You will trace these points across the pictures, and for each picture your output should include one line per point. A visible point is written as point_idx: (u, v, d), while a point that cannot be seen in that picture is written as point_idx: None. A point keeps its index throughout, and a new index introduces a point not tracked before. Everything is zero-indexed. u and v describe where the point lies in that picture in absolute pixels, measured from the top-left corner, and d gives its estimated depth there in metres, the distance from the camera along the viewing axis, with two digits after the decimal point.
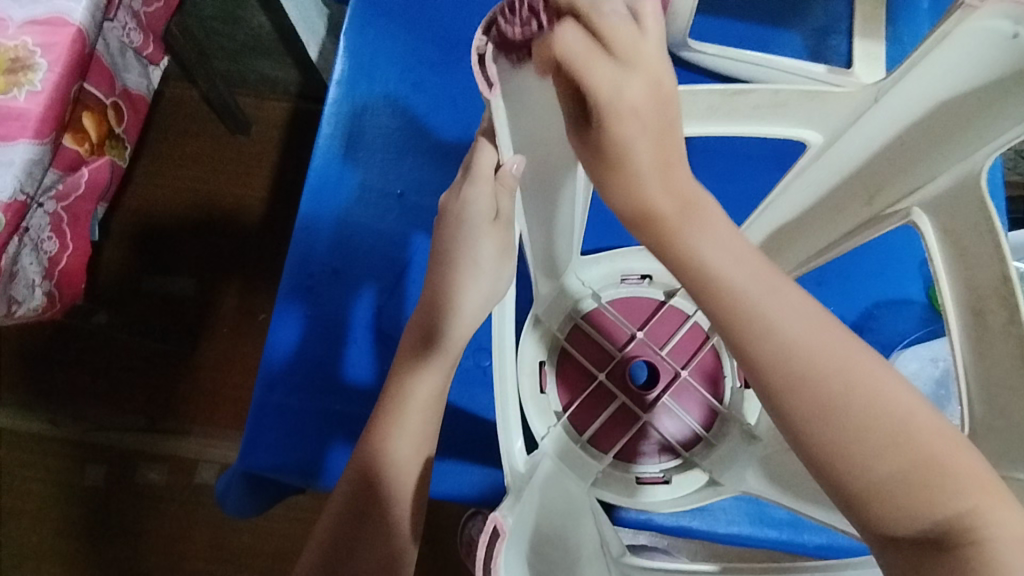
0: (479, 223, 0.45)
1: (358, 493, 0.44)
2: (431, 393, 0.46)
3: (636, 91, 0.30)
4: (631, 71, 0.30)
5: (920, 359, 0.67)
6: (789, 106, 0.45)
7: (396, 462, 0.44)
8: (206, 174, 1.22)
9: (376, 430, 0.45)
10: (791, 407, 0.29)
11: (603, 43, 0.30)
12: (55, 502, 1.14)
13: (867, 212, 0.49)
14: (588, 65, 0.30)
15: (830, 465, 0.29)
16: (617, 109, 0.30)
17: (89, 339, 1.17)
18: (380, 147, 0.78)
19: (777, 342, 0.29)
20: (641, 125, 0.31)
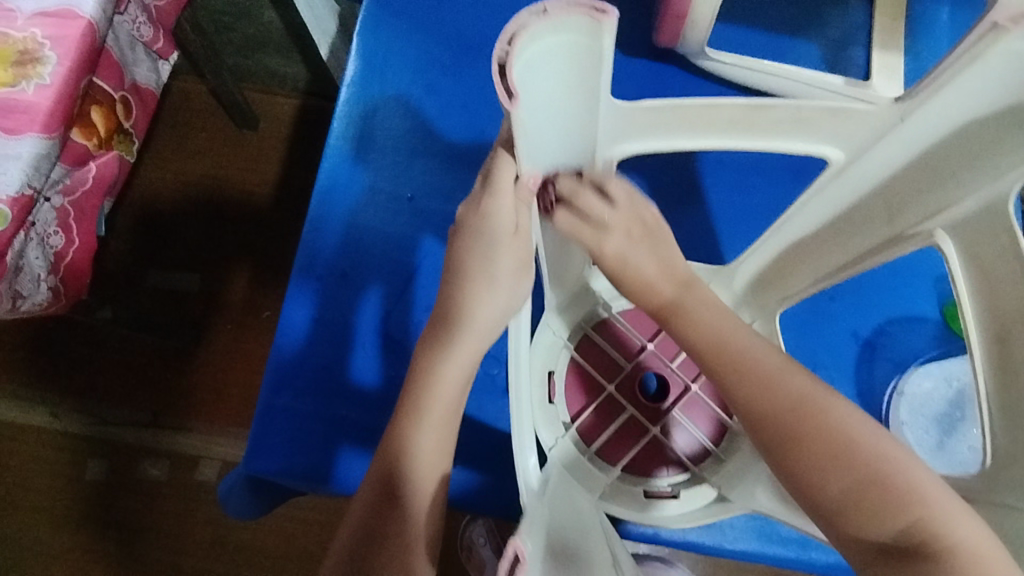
0: (498, 237, 0.44)
1: (374, 511, 0.43)
2: (446, 407, 0.45)
3: (615, 243, 0.45)
4: (609, 232, 0.45)
5: (934, 378, 0.69)
6: (811, 123, 0.43)
7: (411, 479, 0.44)
8: (213, 169, 1.21)
9: (392, 445, 0.45)
10: (767, 438, 0.38)
11: (589, 218, 0.46)
12: (55, 495, 1.13)
13: (888, 231, 0.48)
14: (581, 234, 0.46)
15: (806, 483, 0.37)
16: (603, 254, 0.46)
17: (92, 332, 1.16)
18: (391, 149, 0.78)
19: (753, 383, 0.39)
20: (628, 258, 0.46)
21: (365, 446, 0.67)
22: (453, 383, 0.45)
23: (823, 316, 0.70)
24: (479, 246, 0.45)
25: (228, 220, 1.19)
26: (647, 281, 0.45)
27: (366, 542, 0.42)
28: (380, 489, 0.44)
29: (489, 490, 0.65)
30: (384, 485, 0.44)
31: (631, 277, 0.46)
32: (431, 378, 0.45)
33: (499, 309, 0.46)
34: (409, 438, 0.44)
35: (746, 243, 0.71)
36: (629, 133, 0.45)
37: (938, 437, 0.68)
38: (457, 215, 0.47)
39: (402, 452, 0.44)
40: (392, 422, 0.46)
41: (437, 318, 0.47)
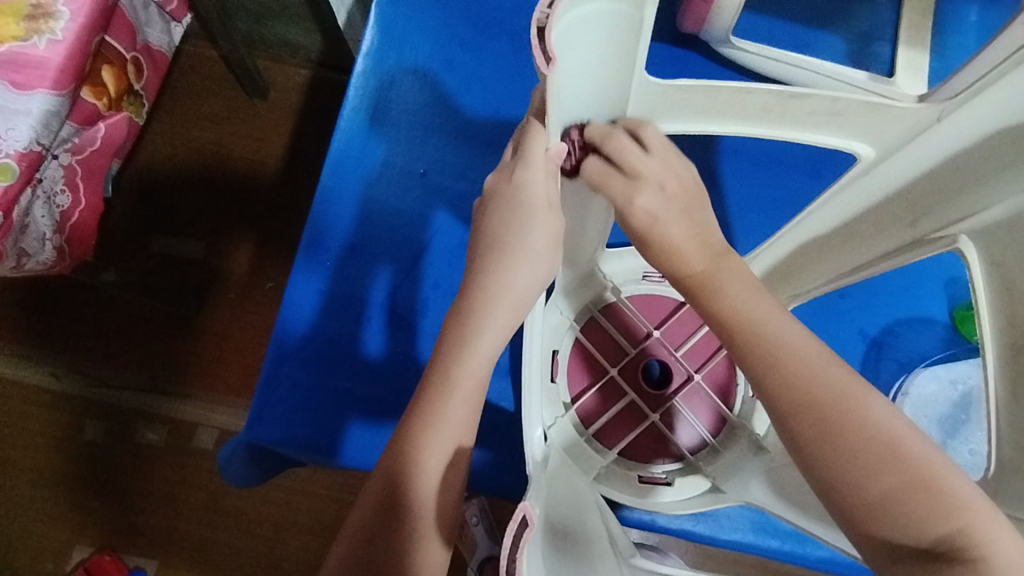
0: (524, 212, 0.44)
1: (389, 486, 0.43)
2: (469, 387, 0.44)
3: (644, 198, 0.43)
4: (638, 184, 0.43)
5: (939, 381, 0.68)
6: (844, 117, 0.43)
7: (434, 454, 0.43)
8: (222, 136, 1.20)
9: (410, 419, 0.44)
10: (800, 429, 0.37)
11: (619, 167, 0.44)
12: (53, 454, 1.14)
13: (910, 233, 0.47)
14: (608, 184, 0.44)
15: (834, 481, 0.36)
16: (631, 210, 0.43)
17: (94, 294, 1.16)
18: (406, 122, 0.77)
19: (782, 374, 0.38)
20: (657, 218, 0.43)
21: (370, 420, 0.67)
22: (479, 360, 0.44)
23: (831, 313, 0.69)
24: (515, 215, 0.44)
25: (233, 189, 1.18)
26: (682, 254, 0.43)
27: (386, 514, 0.42)
28: (399, 462, 0.43)
29: (489, 471, 0.65)
30: (404, 460, 0.43)
31: (658, 245, 0.43)
32: (444, 355, 0.45)
33: (530, 281, 0.45)
34: (428, 413, 0.43)
35: (759, 236, 0.71)
36: (658, 113, 0.47)
37: (940, 439, 0.66)
38: (487, 189, 0.47)
39: (422, 428, 0.43)
40: (413, 398, 0.45)
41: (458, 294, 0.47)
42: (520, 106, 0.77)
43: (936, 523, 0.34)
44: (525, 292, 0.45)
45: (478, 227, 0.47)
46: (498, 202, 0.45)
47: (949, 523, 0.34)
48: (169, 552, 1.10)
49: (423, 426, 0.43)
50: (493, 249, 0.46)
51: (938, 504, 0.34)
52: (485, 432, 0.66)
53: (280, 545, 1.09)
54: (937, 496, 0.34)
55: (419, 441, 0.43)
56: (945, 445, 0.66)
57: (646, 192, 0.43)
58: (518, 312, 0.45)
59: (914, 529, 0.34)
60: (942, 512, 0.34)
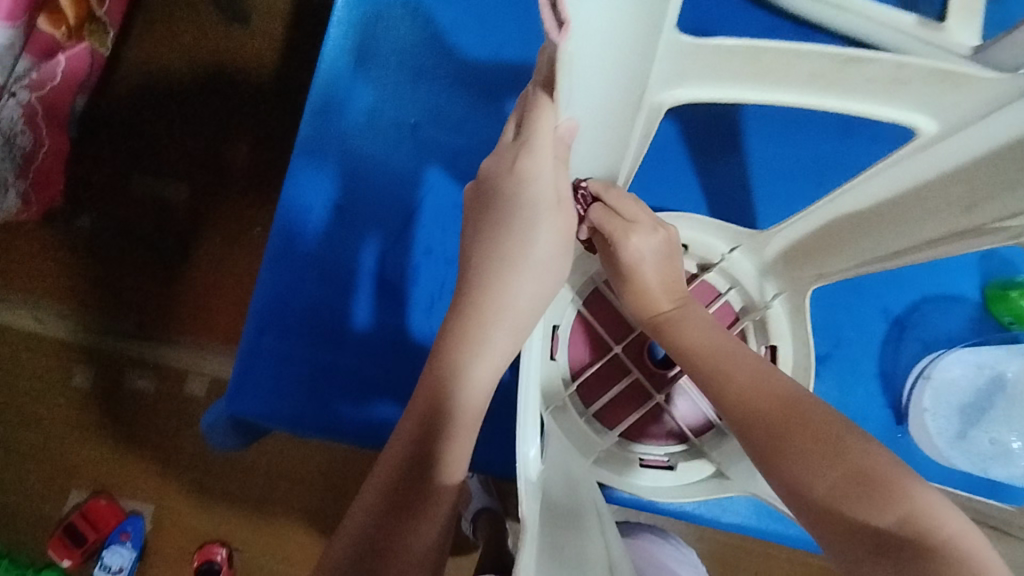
0: (537, 208, 0.41)
1: (401, 483, 0.41)
2: (475, 399, 0.42)
3: (639, 238, 0.47)
4: (636, 227, 0.48)
5: (964, 365, 0.63)
6: (909, 85, 0.37)
7: (427, 483, 0.40)
8: (200, 65, 1.10)
9: (399, 446, 0.42)
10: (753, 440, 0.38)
11: (616, 212, 0.48)
12: (40, 400, 1.08)
13: (965, 220, 0.41)
14: (609, 225, 0.47)
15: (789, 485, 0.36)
16: (630, 248, 0.47)
17: (73, 236, 1.08)
18: (394, 66, 0.69)
19: (729, 394, 0.41)
20: (647, 258, 0.48)
21: (361, 394, 0.64)
22: (477, 386, 0.42)
23: (854, 289, 0.65)
24: (522, 219, 0.42)
25: (216, 124, 1.08)
26: (649, 299, 0.48)
27: (370, 556, 0.39)
28: (387, 495, 0.41)
29: (484, 450, 0.62)
30: (399, 485, 0.41)
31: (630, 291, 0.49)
32: (452, 365, 0.42)
33: (532, 298, 0.43)
34: (420, 441, 0.41)
35: (781, 203, 0.66)
36: (686, 77, 0.41)
37: (960, 428, 0.62)
38: (485, 172, 0.43)
39: (411, 458, 0.41)
40: (397, 429, 0.43)
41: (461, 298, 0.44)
42: (522, 49, 0.69)
43: (880, 511, 0.32)
44: (528, 308, 0.43)
45: (476, 228, 0.44)
46: (499, 203, 0.42)
47: (892, 510, 0.32)
48: (166, 499, 1.05)
49: (420, 455, 0.41)
50: (495, 258, 0.43)
51: (882, 493, 0.33)
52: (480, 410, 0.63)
53: (275, 495, 1.04)
54: (888, 486, 0.33)
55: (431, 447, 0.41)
56: (965, 434, 0.62)
57: (641, 232, 0.47)
58: (516, 333, 0.43)
59: (869, 522, 0.32)
60: (883, 499, 0.33)
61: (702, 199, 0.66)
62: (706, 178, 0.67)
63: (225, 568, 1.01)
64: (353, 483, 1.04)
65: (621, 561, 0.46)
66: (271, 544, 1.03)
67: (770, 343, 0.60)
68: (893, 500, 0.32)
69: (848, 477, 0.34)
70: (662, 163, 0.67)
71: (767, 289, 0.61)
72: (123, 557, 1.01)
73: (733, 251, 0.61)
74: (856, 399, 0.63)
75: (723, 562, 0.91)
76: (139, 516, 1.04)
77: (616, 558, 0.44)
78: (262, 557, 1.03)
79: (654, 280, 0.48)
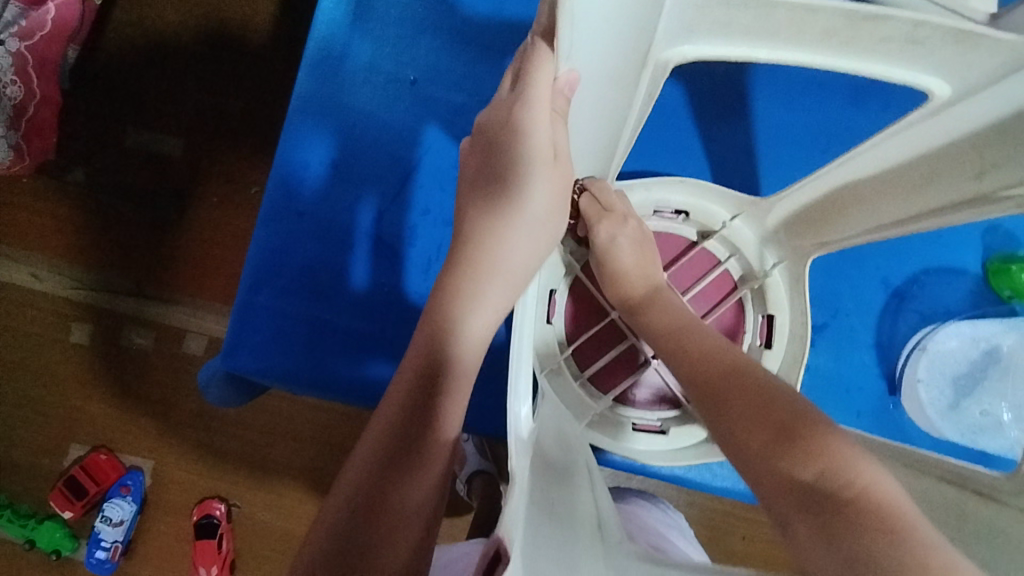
0: (537, 163, 0.40)
1: (401, 438, 0.41)
2: (471, 356, 0.43)
3: (614, 229, 0.53)
4: (614, 216, 0.53)
5: (960, 338, 0.63)
6: (924, 47, 0.35)
7: (423, 439, 0.41)
8: (197, 17, 1.06)
9: (394, 407, 0.42)
10: (718, 404, 0.40)
11: (601, 203, 0.54)
12: (39, 354, 1.09)
13: (974, 186, 0.40)
14: (591, 215, 0.53)
15: (732, 436, 0.38)
16: (603, 237, 0.53)
17: (69, 192, 1.07)
18: (396, 20, 0.67)
19: (689, 365, 0.44)
20: (622, 246, 0.53)
21: (359, 352, 0.64)
22: (471, 341, 0.43)
23: (854, 260, 0.64)
24: (516, 174, 0.42)
25: (212, 79, 1.06)
26: (624, 280, 0.53)
27: (370, 506, 0.39)
28: (385, 450, 0.41)
29: (476, 410, 0.63)
30: (399, 439, 0.41)
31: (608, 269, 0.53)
32: (447, 323, 0.43)
33: (528, 256, 0.44)
34: (413, 402, 0.42)
35: (785, 172, 0.65)
36: (695, 35, 0.39)
37: (953, 399, 0.61)
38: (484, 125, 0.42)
39: (405, 419, 0.42)
40: (389, 390, 0.44)
41: (455, 258, 0.45)
42: (525, 4, 0.66)
43: (803, 465, 0.32)
44: (524, 266, 0.44)
45: (473, 186, 0.45)
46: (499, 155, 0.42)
47: (812, 465, 0.32)
48: (167, 454, 1.07)
49: (419, 410, 0.42)
50: (492, 217, 0.44)
51: (807, 447, 0.33)
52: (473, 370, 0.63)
53: (271, 454, 1.05)
54: (810, 442, 0.33)
55: (432, 404, 0.42)
56: (957, 405, 0.60)
57: (617, 223, 0.53)
58: (515, 288, 0.44)
59: (792, 475, 0.33)
60: (805, 454, 0.33)
61: (705, 165, 0.65)
62: (711, 143, 0.66)
63: (223, 523, 1.03)
64: (351, 442, 1.05)
65: (612, 520, 0.46)
66: (269, 500, 1.05)
67: (767, 312, 0.61)
68: (812, 454, 0.32)
69: (779, 435, 0.34)
70: (667, 126, 0.65)
71: (767, 258, 0.60)
72: (123, 509, 1.03)
73: (735, 219, 0.60)
74: (850, 368, 0.64)
75: (711, 527, 0.92)
76: (138, 470, 1.06)
77: (606, 517, 0.44)
78: (259, 513, 1.05)
79: (627, 264, 0.52)
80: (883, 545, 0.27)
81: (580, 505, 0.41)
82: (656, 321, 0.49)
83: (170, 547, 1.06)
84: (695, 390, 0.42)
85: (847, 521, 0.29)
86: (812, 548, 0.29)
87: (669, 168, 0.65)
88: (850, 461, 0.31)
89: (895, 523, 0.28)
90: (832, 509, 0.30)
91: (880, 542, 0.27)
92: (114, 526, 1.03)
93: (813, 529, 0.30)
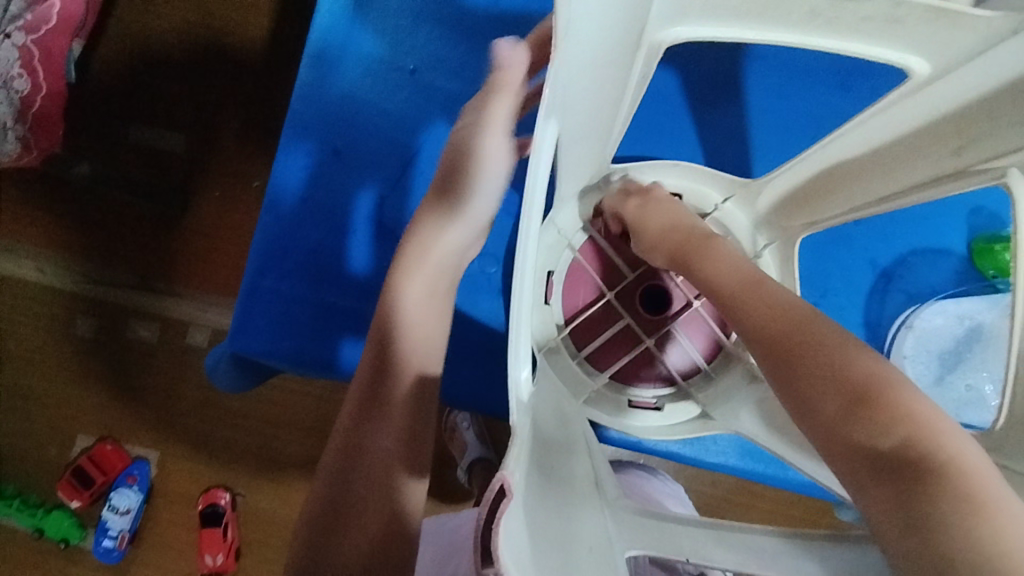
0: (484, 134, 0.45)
1: (369, 391, 0.48)
2: (419, 319, 0.48)
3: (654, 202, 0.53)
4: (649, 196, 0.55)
5: (945, 315, 0.64)
6: (904, 25, 0.37)
7: (385, 387, 0.47)
8: (197, 13, 1.08)
9: (362, 375, 0.49)
10: (782, 361, 0.36)
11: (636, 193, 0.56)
12: (44, 346, 1.10)
13: (953, 162, 0.42)
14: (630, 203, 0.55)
15: (800, 393, 0.35)
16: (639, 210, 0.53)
17: (72, 187, 1.08)
18: (395, 10, 0.69)
19: (744, 315, 0.39)
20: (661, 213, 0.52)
21: (361, 334, 0.65)
22: (416, 304, 0.48)
23: (842, 240, 0.67)
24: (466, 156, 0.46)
25: (214, 74, 1.07)
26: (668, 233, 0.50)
27: (351, 450, 0.46)
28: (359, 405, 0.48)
29: (477, 387, 0.65)
30: (369, 393, 0.48)
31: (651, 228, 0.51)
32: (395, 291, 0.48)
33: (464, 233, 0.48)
34: (375, 361, 0.48)
35: (775, 156, 0.67)
36: (687, 17, 0.41)
37: (938, 374, 0.62)
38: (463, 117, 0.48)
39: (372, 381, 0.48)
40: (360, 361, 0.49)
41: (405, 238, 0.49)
42: None
43: (882, 433, 0.31)
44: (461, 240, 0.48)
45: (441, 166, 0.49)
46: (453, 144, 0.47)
47: (894, 430, 0.31)
48: (173, 444, 1.08)
49: (381, 364, 0.48)
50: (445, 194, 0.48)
51: (889, 413, 0.31)
52: (472, 350, 0.65)
53: (275, 443, 1.07)
54: (893, 407, 0.31)
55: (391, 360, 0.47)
56: (942, 379, 0.62)
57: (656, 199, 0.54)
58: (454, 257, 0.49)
59: (871, 445, 0.31)
60: (880, 422, 0.31)
61: (697, 149, 0.67)
62: (702, 129, 0.67)
63: (228, 512, 1.04)
64: None
65: (609, 482, 0.48)
66: (274, 488, 1.07)
67: None
68: (894, 420, 0.31)
69: (854, 402, 0.32)
70: (659, 113, 0.67)
71: (758, 240, 0.62)
72: (130, 498, 1.04)
73: (727, 201, 0.62)
74: None
75: (706, 509, 0.94)
76: (144, 460, 1.07)
77: (603, 477, 0.47)
78: (264, 501, 1.07)
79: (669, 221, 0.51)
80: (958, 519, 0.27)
81: (577, 468, 0.43)
82: (711, 275, 0.43)
83: (176, 535, 1.07)
84: (758, 347, 0.38)
85: (928, 494, 0.28)
86: (891, 523, 0.29)
87: (662, 153, 0.67)
88: (936, 429, 0.30)
89: (984, 497, 0.27)
90: (912, 478, 0.29)
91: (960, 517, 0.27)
92: (121, 515, 1.04)
93: (891, 501, 0.29)
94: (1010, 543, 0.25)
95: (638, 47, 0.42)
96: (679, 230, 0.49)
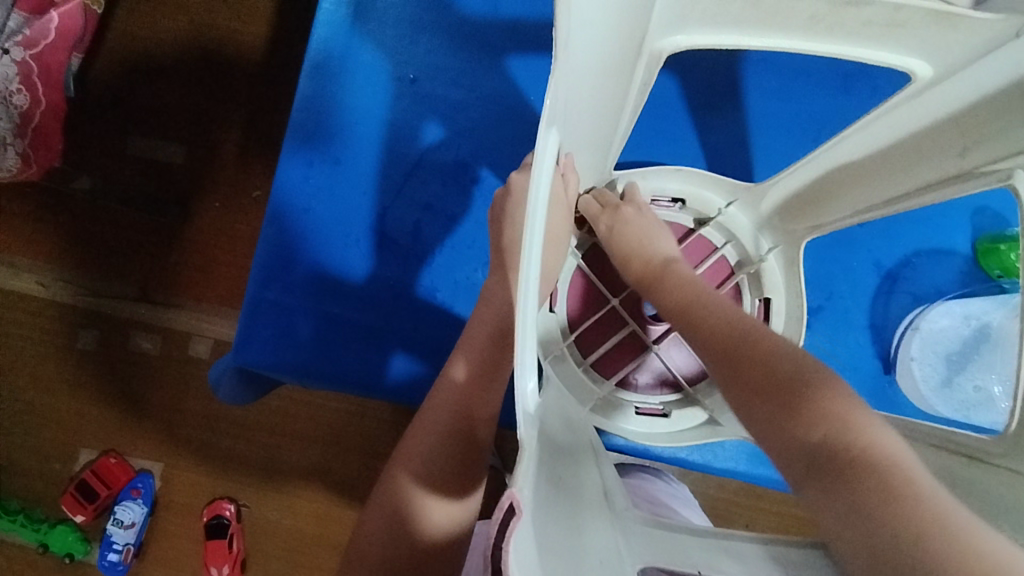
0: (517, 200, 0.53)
1: (452, 423, 0.53)
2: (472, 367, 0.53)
3: (637, 220, 0.55)
4: (643, 212, 0.56)
5: (951, 317, 0.64)
6: (906, 30, 0.37)
7: (470, 424, 0.53)
8: (195, 25, 1.08)
9: (441, 403, 0.53)
10: (719, 361, 0.39)
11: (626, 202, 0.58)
12: (45, 359, 1.10)
13: (957, 164, 0.42)
14: (619, 210, 0.56)
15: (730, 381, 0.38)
16: (624, 221, 0.54)
17: (72, 200, 1.08)
18: (393, 20, 0.69)
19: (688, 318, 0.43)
20: (644, 227, 0.54)
21: (366, 346, 0.65)
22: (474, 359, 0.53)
23: (843, 243, 0.67)
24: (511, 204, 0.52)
25: (213, 86, 1.08)
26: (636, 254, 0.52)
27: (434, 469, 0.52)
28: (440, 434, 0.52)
29: None
30: (453, 424, 0.53)
31: (621, 245, 0.53)
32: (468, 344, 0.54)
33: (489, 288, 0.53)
34: (461, 399, 0.53)
35: (778, 159, 0.66)
36: (688, 23, 0.40)
37: (946, 376, 0.62)
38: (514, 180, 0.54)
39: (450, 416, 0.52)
40: (435, 387, 0.55)
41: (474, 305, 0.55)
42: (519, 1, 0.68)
43: (808, 430, 0.33)
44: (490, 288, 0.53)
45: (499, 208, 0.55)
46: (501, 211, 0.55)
47: (817, 428, 0.32)
48: (177, 456, 1.08)
49: (468, 403, 0.53)
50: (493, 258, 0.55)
51: (809, 413, 0.33)
52: None
53: (280, 454, 1.07)
54: (810, 408, 0.33)
55: (473, 399, 0.53)
56: (950, 382, 0.62)
57: (643, 216, 0.56)
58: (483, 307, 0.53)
59: (800, 440, 0.33)
60: (809, 420, 0.33)
61: (699, 153, 0.67)
62: (704, 133, 0.67)
63: (233, 523, 1.04)
64: (358, 441, 1.06)
65: (620, 493, 0.48)
66: (278, 499, 1.06)
67: (764, 296, 0.62)
68: (814, 420, 0.33)
69: (784, 402, 0.34)
70: (660, 118, 0.67)
71: (762, 243, 0.62)
72: (134, 511, 1.04)
73: (729, 206, 0.62)
74: (845, 348, 0.66)
75: (713, 512, 0.94)
76: (148, 473, 1.07)
77: (612, 488, 0.47)
78: (268, 512, 1.06)
79: (650, 240, 0.53)
80: (880, 505, 0.28)
81: (586, 480, 0.43)
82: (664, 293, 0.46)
83: (182, 548, 1.06)
84: (706, 353, 0.41)
85: (854, 484, 0.30)
86: (827, 517, 0.30)
87: (663, 158, 0.67)
88: (853, 422, 0.32)
89: (913, 493, 0.28)
90: (839, 470, 0.30)
91: (880, 502, 0.28)
92: (126, 528, 1.03)
93: (821, 495, 0.30)
94: (951, 537, 0.26)
95: (640, 53, 0.42)
96: (647, 251, 0.52)
